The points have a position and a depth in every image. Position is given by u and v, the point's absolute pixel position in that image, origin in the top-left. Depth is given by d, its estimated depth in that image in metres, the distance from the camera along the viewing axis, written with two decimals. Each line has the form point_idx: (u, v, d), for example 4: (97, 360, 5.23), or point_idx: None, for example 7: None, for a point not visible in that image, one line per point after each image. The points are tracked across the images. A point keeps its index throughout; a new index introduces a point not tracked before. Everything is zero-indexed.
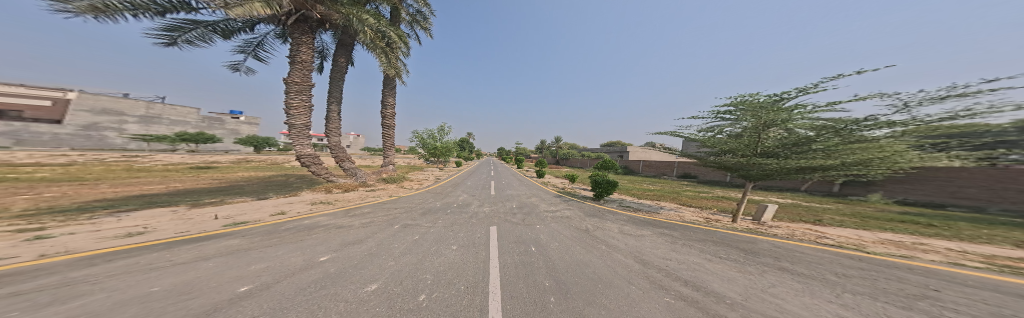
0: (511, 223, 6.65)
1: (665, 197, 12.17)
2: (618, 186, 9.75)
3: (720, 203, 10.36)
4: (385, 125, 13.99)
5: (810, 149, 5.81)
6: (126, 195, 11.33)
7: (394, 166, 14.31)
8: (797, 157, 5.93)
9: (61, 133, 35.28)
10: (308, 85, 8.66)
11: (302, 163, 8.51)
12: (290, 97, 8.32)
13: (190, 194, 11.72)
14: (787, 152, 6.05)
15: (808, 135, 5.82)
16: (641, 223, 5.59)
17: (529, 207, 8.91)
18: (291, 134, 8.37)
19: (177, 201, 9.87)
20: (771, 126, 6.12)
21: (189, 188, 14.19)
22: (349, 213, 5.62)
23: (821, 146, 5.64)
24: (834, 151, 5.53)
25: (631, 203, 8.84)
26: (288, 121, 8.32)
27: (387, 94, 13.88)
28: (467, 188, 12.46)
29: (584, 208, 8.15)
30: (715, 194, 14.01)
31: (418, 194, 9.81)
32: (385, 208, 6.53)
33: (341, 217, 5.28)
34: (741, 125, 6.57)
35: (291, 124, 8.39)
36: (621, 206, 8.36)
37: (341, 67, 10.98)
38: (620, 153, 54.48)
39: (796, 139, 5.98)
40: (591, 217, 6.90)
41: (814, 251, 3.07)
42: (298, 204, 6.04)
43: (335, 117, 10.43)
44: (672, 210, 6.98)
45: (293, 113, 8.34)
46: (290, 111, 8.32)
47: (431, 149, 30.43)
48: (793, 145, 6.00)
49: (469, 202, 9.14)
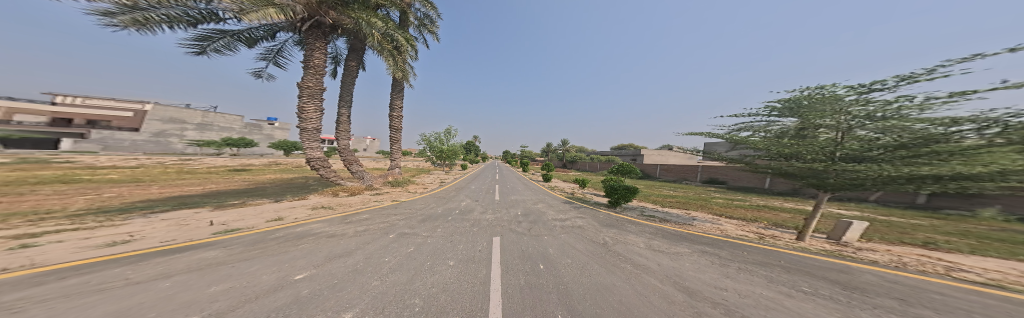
0: (516, 233, 6.01)
1: (693, 206, 10.75)
2: (639, 193, 8.75)
3: (763, 215, 8.83)
4: (394, 128, 14.07)
5: (929, 152, 4.33)
6: (168, 196, 12.42)
7: (400, 169, 14.31)
8: (904, 162, 4.55)
9: (137, 139, 41.07)
10: (320, 89, 8.72)
11: (311, 166, 8.57)
12: (302, 101, 8.42)
13: (218, 196, 12.48)
14: (888, 156, 4.73)
15: (922, 135, 4.41)
16: (670, 238, 4.67)
17: (537, 214, 8.21)
18: (302, 137, 8.42)
19: (204, 203, 10.48)
20: (855, 125, 5.00)
21: (222, 189, 15.35)
22: (345, 219, 5.34)
23: (948, 149, 4.13)
24: (973, 156, 3.98)
25: (653, 212, 7.79)
26: (299, 124, 8.38)
27: (396, 97, 13.98)
28: (471, 192, 12.04)
29: (599, 217, 7.29)
30: (755, 203, 12.19)
31: (421, 198, 9.54)
32: (385, 214, 6.23)
33: (336, 223, 5.00)
34: (811, 124, 5.53)
35: (302, 128, 8.44)
36: (642, 215, 7.28)
37: (352, 71, 11.15)
38: (634, 156, 51.70)
39: (901, 139, 4.62)
40: (608, 228, 6.00)
41: (962, 294, 2.05)
42: (299, 208, 5.91)
43: (345, 121, 10.55)
44: (705, 222, 5.90)
45: (304, 116, 8.38)
46: (302, 115, 8.38)
47: (441, 152, 30.81)
48: (898, 148, 4.65)
49: (472, 208, 8.66)
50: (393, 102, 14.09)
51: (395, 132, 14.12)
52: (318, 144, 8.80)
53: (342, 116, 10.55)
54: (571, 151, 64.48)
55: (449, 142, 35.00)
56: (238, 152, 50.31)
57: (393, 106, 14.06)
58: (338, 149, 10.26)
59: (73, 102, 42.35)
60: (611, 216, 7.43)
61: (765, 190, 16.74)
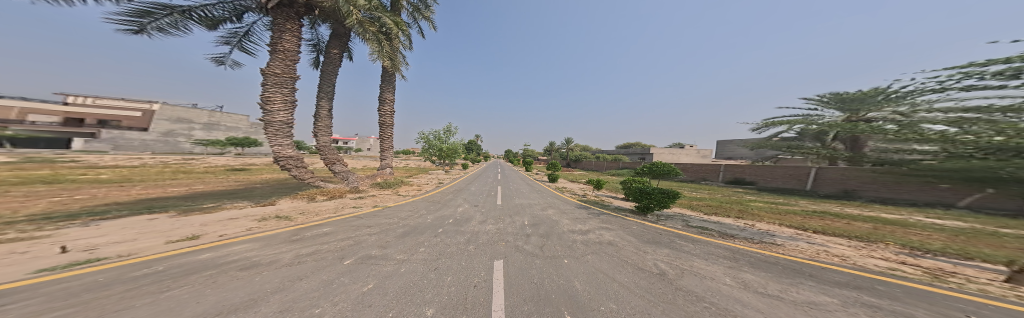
0: (527, 256, 4.47)
1: (736, 212, 8.90)
2: (681, 196, 6.96)
3: (835, 227, 6.95)
4: (385, 123, 12.73)
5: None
6: (145, 198, 11.42)
7: (392, 169, 13.00)
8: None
9: (146, 139, 41.42)
10: (292, 77, 7.35)
11: (281, 167, 7.20)
12: (266, 90, 7.00)
13: (195, 199, 11.36)
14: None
15: None
16: (774, 274, 2.97)
17: (548, 224, 6.68)
18: (268, 133, 7.05)
19: (171, 207, 9.27)
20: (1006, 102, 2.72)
21: (209, 190, 14.37)
22: (293, 236, 3.81)
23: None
24: None
25: (696, 221, 6.13)
26: (264, 118, 7.00)
27: (387, 89, 12.67)
28: (469, 196, 10.61)
29: (629, 229, 5.66)
30: (807, 208, 10.19)
31: (411, 203, 8.08)
32: (354, 228, 4.71)
33: (274, 242, 3.48)
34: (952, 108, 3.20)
35: (268, 121, 7.05)
36: (688, 227, 5.60)
37: (333, 58, 9.74)
38: (643, 154, 49.42)
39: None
40: (655, 246, 4.37)
41: None
42: (242, 218, 4.45)
43: (326, 114, 9.18)
44: (791, 240, 4.27)
45: (269, 108, 6.96)
46: (267, 106, 6.98)
47: (442, 150, 29.60)
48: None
49: (470, 216, 7.15)
50: (386, 95, 12.72)
51: (387, 128, 12.79)
52: (289, 141, 7.44)
53: (325, 109, 9.23)
54: (575, 150, 62.76)
55: (450, 140, 33.72)
56: (242, 151, 50.59)
57: (385, 99, 12.70)
58: (317, 147, 8.97)
59: (83, 102, 42.98)
60: (647, 226, 5.79)
61: (807, 192, 14.51)
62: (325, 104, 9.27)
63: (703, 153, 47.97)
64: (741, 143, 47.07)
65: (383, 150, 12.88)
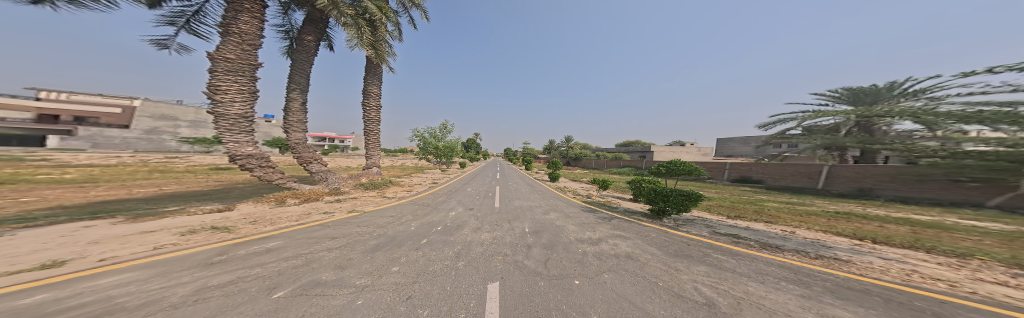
0: (527, 277, 3.56)
1: (756, 215, 8.08)
2: (704, 197, 6.04)
3: (872, 231, 6.22)
4: (371, 119, 11.70)
5: None
6: (102, 201, 10.26)
7: (380, 168, 11.99)
8: None
9: (128, 136, 39.54)
10: (251, 64, 6.37)
11: (237, 166, 6.19)
12: (214, 77, 5.90)
13: (158, 201, 10.19)
14: None
15: None
16: (882, 312, 1.99)
17: (551, 232, 5.84)
18: (217, 125, 5.97)
19: (125, 211, 8.17)
20: None
21: (181, 191, 13.22)
22: (211, 258, 2.81)
23: None
24: None
25: (720, 226, 5.31)
26: (213, 109, 5.94)
27: (373, 82, 11.64)
28: (463, 197, 9.70)
29: (647, 240, 4.76)
30: (828, 209, 9.44)
31: (396, 206, 7.11)
32: (311, 241, 3.74)
33: (174, 270, 2.46)
34: None
35: (218, 113, 5.99)
36: (716, 236, 4.65)
37: (307, 46, 8.63)
38: (643, 153, 48.93)
39: None
40: (689, 264, 3.45)
41: None
42: (162, 231, 3.45)
43: (300, 107, 8.15)
44: (857, 254, 3.23)
45: (219, 99, 5.89)
46: (215, 97, 5.89)
47: (437, 148, 28.55)
48: None
49: (463, 223, 6.25)
50: (372, 89, 11.67)
51: (374, 124, 11.79)
52: (248, 137, 6.42)
53: (298, 102, 8.19)
54: (575, 148, 62.11)
55: (446, 138, 32.66)
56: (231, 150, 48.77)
57: (371, 93, 11.65)
58: (289, 144, 7.95)
59: (59, 98, 40.81)
60: (669, 236, 4.89)
61: (821, 191, 13.82)
62: (299, 96, 8.21)
63: (703, 150, 47.70)
64: (741, 141, 46.99)
65: (369, 148, 11.87)
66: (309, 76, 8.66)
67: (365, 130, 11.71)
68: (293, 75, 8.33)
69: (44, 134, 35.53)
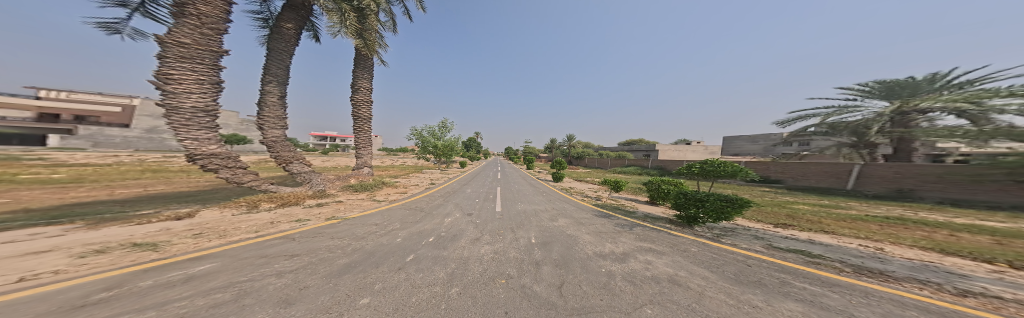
0: (545, 311, 2.64)
1: (793, 221, 7.10)
2: (753, 203, 4.79)
3: (942, 241, 5.28)
4: (361, 116, 10.85)
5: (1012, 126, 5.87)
6: (73, 203, 9.50)
7: (371, 168, 11.15)
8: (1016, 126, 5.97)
9: (129, 135, 39.22)
10: (213, 51, 5.61)
11: (198, 167, 5.44)
12: (164, 64, 5.07)
13: (132, 204, 9.40)
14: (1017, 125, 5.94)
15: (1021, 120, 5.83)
16: None
17: (562, 246, 4.94)
18: (172, 119, 5.18)
19: (89, 215, 7.40)
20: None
21: (162, 191, 12.49)
22: (89, 296, 1.90)
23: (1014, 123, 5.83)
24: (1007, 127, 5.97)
25: (776, 238, 4.22)
26: (162, 100, 5.11)
27: (363, 76, 10.79)
28: (460, 200, 8.82)
29: (687, 257, 3.77)
30: (870, 214, 8.39)
31: (383, 212, 6.23)
32: (260, 262, 2.86)
33: None
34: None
35: (168, 105, 5.16)
36: (779, 251, 3.67)
37: (287, 35, 7.74)
38: (648, 151, 47.74)
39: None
40: (767, 295, 2.51)
41: None
42: (54, 253, 2.58)
43: (277, 101, 7.32)
44: (1018, 289, 2.26)
45: (170, 90, 5.09)
46: (166, 87, 5.08)
47: (436, 147, 27.75)
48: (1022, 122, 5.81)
49: (459, 232, 5.36)
50: (362, 83, 10.80)
51: (365, 120, 10.96)
52: (210, 134, 5.68)
53: (275, 95, 7.36)
54: (577, 147, 61.07)
55: (445, 137, 31.85)
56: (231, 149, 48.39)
57: (361, 88, 10.79)
58: (264, 142, 7.11)
59: (60, 97, 40.54)
60: (716, 251, 3.86)
61: (850, 192, 12.72)
62: (276, 89, 7.37)
63: (709, 149, 46.42)
64: (749, 139, 45.60)
65: (359, 146, 11.03)
66: (289, 68, 7.82)
67: (355, 127, 10.88)
68: (269, 66, 7.48)
69: (45, 133, 35.30)
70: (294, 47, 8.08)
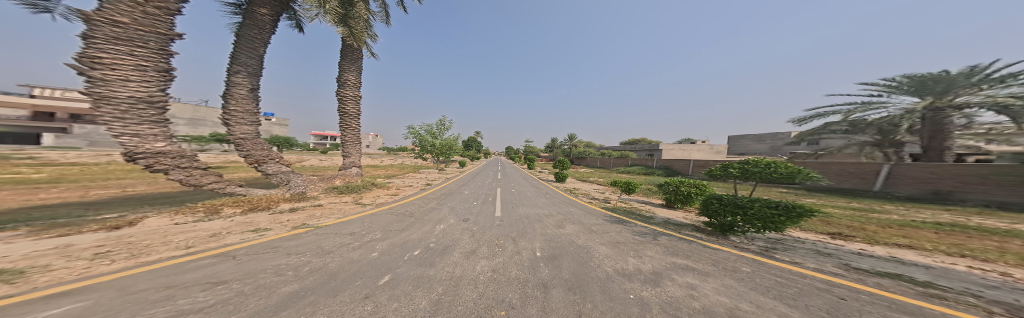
0: None
1: (834, 227, 6.21)
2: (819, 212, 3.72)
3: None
4: (348, 112, 10.05)
5: None
6: (34, 205, 8.66)
7: (360, 168, 10.37)
8: None
9: None
10: (159, 33, 5.20)
11: (141, 167, 5.11)
12: (89, 45, 4.50)
13: (97, 206, 8.55)
14: None
15: None
16: None
17: (573, 262, 4.10)
18: (106, 111, 4.74)
19: (39, 220, 6.58)
20: None
21: (140, 193, 11.62)
22: None
23: None
24: None
25: (850, 256, 3.32)
26: (87, 87, 4.55)
27: (349, 69, 9.96)
28: (456, 204, 7.98)
29: (739, 280, 2.89)
30: (915, 220, 7.47)
31: (364, 219, 5.37)
32: (156, 298, 1.96)
33: None
34: None
35: (91, 94, 4.62)
36: (875, 273, 2.77)
37: (261, 21, 6.92)
38: (652, 151, 46.74)
39: None
40: None
41: None
42: None
43: (247, 94, 6.62)
44: None
45: (99, 77, 4.57)
46: (92, 73, 4.53)
47: (434, 146, 26.92)
48: None
49: (450, 245, 4.54)
50: (348, 77, 9.97)
51: (352, 117, 10.17)
52: (154, 129, 5.33)
53: (244, 87, 6.64)
54: (579, 146, 60.05)
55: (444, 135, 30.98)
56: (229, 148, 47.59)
57: (348, 82, 9.98)
58: (230, 139, 6.40)
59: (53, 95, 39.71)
60: (784, 274, 2.93)
61: (878, 193, 11.78)
62: (245, 81, 6.61)
63: (715, 148, 45.24)
64: (755, 138, 44.55)
65: (347, 144, 10.25)
66: (261, 58, 7.04)
67: (342, 124, 10.09)
68: (237, 55, 6.70)
69: (39, 132, 34.52)
70: (269, 35, 7.27)
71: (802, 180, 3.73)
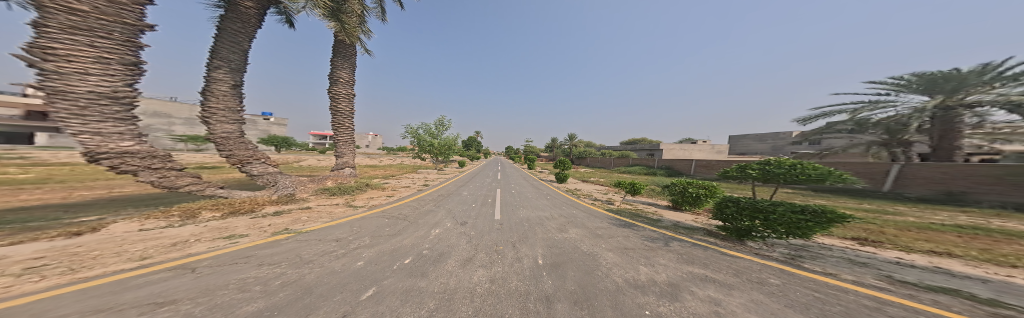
0: None
1: (851, 230, 5.88)
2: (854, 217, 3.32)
3: None
4: (340, 110, 9.68)
5: None
6: (12, 207, 8.28)
7: (354, 169, 10.00)
8: None
9: None
10: (124, 23, 4.91)
11: (104, 167, 4.90)
12: (41, 35, 4.19)
13: (78, 208, 8.18)
14: None
15: None
16: None
17: (578, 271, 3.76)
18: (62, 106, 4.41)
19: (11, 223, 6.21)
20: None
21: (127, 193, 11.23)
22: None
23: None
24: None
25: (890, 267, 2.93)
26: (38, 80, 4.24)
27: (341, 66, 9.60)
28: (453, 206, 7.60)
29: (770, 295, 2.52)
30: (933, 222, 7.14)
31: (354, 223, 5.01)
32: None
33: None
34: None
35: (43, 87, 4.29)
36: (926, 288, 2.39)
37: (245, 15, 6.62)
38: (652, 150, 46.48)
39: None
40: None
41: None
42: None
43: (229, 91, 6.35)
44: None
45: (53, 69, 4.26)
46: (45, 65, 4.22)
47: (433, 146, 26.53)
48: None
49: (445, 252, 4.20)
50: (341, 74, 9.60)
51: (345, 115, 9.80)
52: (117, 127, 5.07)
53: (225, 84, 6.38)
54: (579, 146, 59.71)
55: (442, 135, 30.60)
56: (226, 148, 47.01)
57: (340, 79, 9.61)
58: (210, 139, 6.16)
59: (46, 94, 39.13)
60: (822, 289, 2.56)
61: (888, 194, 11.47)
62: (227, 76, 6.34)
63: (716, 148, 45.02)
64: (756, 138, 44.37)
65: (339, 144, 9.88)
66: (244, 53, 6.75)
67: (335, 122, 9.71)
68: (218, 49, 6.38)
69: (32, 131, 34.02)
70: (254, 29, 6.97)
71: (833, 182, 3.33)
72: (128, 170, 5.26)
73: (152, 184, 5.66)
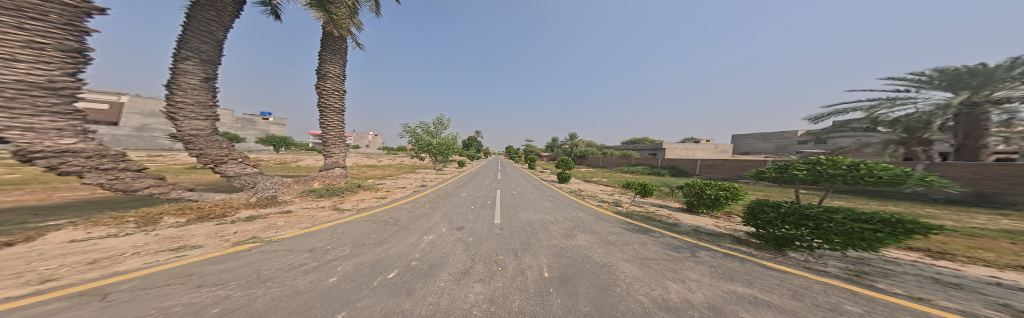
0: None
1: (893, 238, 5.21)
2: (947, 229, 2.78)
3: None
4: (329, 106, 9.13)
5: None
6: None
7: (345, 169, 9.47)
8: None
9: (117, 134, 37.49)
10: (63, 6, 4.56)
11: (41, 168, 4.39)
12: None
13: (50, 211, 7.67)
14: None
15: None
16: None
17: (590, 287, 3.19)
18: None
19: None
20: None
21: (110, 195, 10.74)
22: None
23: None
24: None
25: (990, 291, 2.25)
26: None
27: (329, 60, 9.05)
28: (450, 208, 7.05)
29: None
30: (974, 226, 6.48)
31: (336, 229, 4.45)
32: None
33: None
34: None
35: None
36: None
37: (221, 2, 6.33)
38: (654, 150, 45.87)
39: None
40: None
41: None
42: None
43: (198, 84, 6.00)
44: None
45: None
46: None
47: (432, 146, 25.98)
48: None
49: (437, 264, 3.61)
50: (329, 68, 9.03)
51: (335, 112, 9.29)
52: (55, 123, 4.61)
53: (195, 76, 6.01)
54: (580, 146, 59.10)
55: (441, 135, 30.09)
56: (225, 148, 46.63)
57: (329, 74, 9.05)
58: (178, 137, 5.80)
59: None
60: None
61: (913, 196, 10.80)
62: (198, 68, 6.01)
63: (720, 148, 44.23)
64: (760, 137, 43.60)
65: (329, 143, 9.36)
66: (217, 43, 6.39)
67: (323, 120, 9.17)
68: (188, 39, 5.97)
69: None
70: (230, 18, 6.65)
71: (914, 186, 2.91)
72: (71, 171, 4.77)
73: (101, 187, 5.19)
